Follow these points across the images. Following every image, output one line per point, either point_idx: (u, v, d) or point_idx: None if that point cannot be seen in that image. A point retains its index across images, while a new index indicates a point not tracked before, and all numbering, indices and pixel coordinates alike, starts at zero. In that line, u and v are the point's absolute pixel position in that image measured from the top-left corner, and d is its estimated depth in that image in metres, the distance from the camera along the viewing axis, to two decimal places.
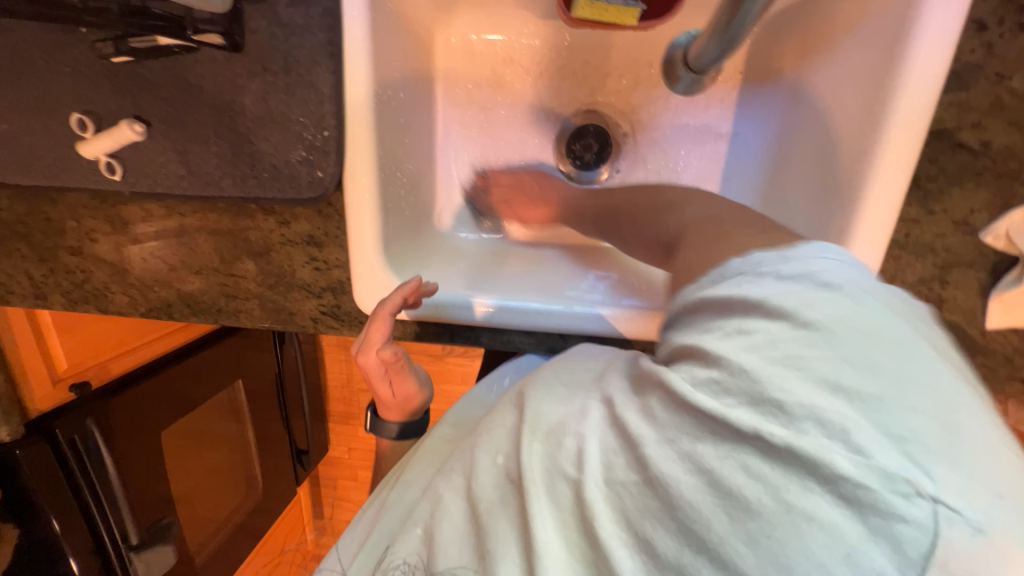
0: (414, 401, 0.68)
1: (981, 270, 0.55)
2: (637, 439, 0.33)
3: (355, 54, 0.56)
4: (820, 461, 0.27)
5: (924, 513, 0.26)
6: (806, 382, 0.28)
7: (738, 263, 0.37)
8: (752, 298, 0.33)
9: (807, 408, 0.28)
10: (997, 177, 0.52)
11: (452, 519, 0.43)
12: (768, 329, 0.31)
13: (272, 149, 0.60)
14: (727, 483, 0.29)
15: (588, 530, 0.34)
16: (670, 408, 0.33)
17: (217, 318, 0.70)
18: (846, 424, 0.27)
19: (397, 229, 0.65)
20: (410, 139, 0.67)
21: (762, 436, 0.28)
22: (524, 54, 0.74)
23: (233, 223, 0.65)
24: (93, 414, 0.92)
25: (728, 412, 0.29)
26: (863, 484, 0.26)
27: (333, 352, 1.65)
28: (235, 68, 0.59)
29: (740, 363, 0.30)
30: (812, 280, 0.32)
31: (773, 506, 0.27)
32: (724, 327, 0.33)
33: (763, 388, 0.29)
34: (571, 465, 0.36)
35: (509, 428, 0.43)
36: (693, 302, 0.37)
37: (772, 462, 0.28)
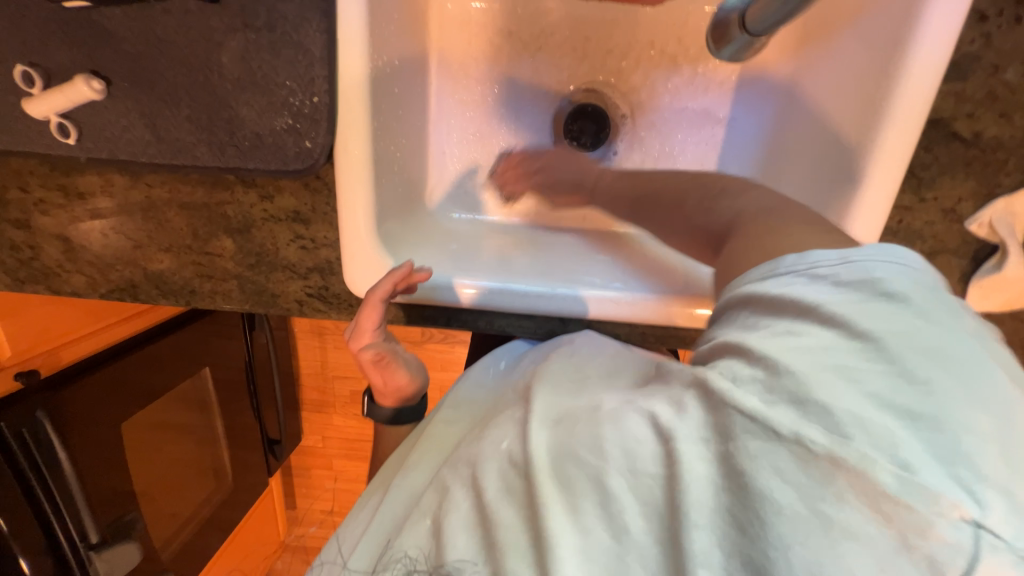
0: (409, 390, 0.65)
1: (964, 257, 0.57)
2: (670, 433, 0.33)
3: (349, 13, 0.51)
4: (860, 471, 0.27)
5: (965, 538, 0.25)
6: (852, 392, 0.28)
7: (792, 261, 0.37)
8: (805, 300, 0.33)
9: (850, 415, 0.28)
10: (984, 167, 0.54)
11: (458, 509, 0.40)
12: (820, 335, 0.31)
13: (254, 115, 0.55)
14: (760, 486, 0.28)
15: (612, 521, 0.33)
16: (704, 402, 0.33)
17: (190, 300, 0.64)
18: (891, 438, 0.27)
19: (389, 206, 0.62)
20: (404, 111, 0.64)
21: (802, 442, 0.28)
22: (523, 27, 0.71)
23: (208, 196, 0.60)
24: (44, 406, 0.84)
25: (768, 411, 0.29)
26: (905, 501, 0.26)
27: (306, 339, 1.58)
28: (211, 21, 0.52)
29: (786, 363, 0.30)
30: (872, 286, 0.32)
31: (804, 512, 0.27)
32: (771, 327, 0.33)
33: (808, 390, 0.29)
34: (590, 455, 0.35)
35: (514, 417, 0.44)
36: (743, 297, 0.38)
37: (809, 468, 0.27)
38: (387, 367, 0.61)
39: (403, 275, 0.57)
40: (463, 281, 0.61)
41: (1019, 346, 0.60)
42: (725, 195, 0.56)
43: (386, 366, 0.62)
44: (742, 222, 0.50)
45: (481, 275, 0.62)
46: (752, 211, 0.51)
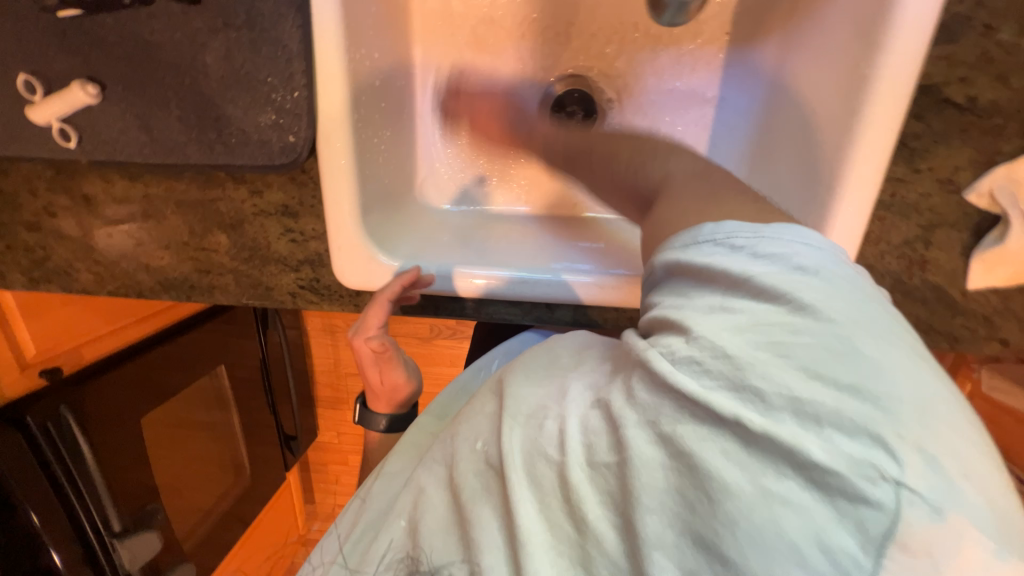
0: (403, 392, 0.67)
1: (964, 230, 0.55)
2: (620, 420, 0.32)
3: (322, 6, 0.52)
4: (796, 449, 0.26)
5: (888, 497, 0.25)
6: (785, 368, 0.28)
7: (711, 230, 0.37)
8: (731, 274, 0.33)
9: (788, 397, 0.27)
10: (981, 134, 0.52)
11: (434, 510, 0.42)
12: (753, 311, 0.31)
13: (239, 112, 0.57)
14: (706, 467, 0.28)
15: (573, 514, 0.33)
16: (651, 388, 0.31)
17: (190, 295, 0.67)
18: (823, 413, 0.27)
19: (376, 199, 0.63)
20: (387, 104, 0.64)
21: (742, 423, 0.27)
22: (506, 15, 0.71)
23: (202, 193, 0.62)
24: (66, 401, 0.88)
25: (709, 396, 0.29)
26: (835, 471, 0.26)
27: (317, 337, 1.62)
28: (195, 24, 0.54)
29: (723, 345, 0.30)
30: (791, 257, 0.32)
31: (749, 491, 0.27)
32: (707, 301, 0.33)
33: (744, 374, 0.28)
34: (553, 448, 0.35)
35: (489, 412, 0.42)
36: (670, 266, 0.38)
37: (750, 449, 0.27)
38: (387, 362, 0.64)
39: (410, 278, 0.59)
40: (469, 272, 0.62)
41: None
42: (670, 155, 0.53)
43: (386, 361, 0.65)
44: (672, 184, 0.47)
45: (476, 266, 0.63)
46: (685, 173, 0.48)
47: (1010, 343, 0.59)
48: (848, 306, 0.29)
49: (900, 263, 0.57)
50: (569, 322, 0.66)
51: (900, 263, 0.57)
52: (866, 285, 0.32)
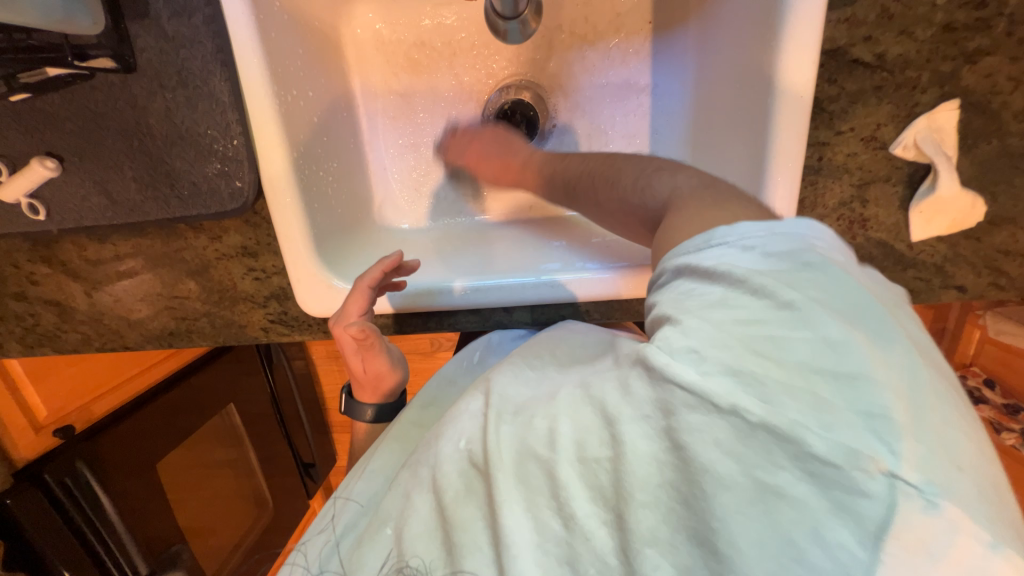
0: (387, 381, 0.67)
1: (898, 183, 0.55)
2: (614, 419, 0.32)
3: (246, 57, 0.56)
4: (792, 436, 0.26)
5: (883, 488, 0.24)
6: (786, 366, 0.27)
7: (723, 232, 0.35)
8: (735, 273, 0.31)
9: (784, 386, 0.27)
10: (897, 88, 0.52)
11: (418, 513, 0.43)
12: (751, 306, 0.29)
13: (187, 166, 0.60)
14: (700, 462, 0.28)
15: (562, 509, 0.33)
16: (648, 382, 0.31)
17: (172, 342, 0.71)
18: (823, 402, 0.26)
19: (330, 229, 0.65)
20: (331, 138, 0.67)
21: (738, 413, 0.27)
22: (435, 36, 0.72)
23: (167, 245, 0.66)
24: (82, 455, 0.93)
25: (705, 385, 0.28)
26: (831, 461, 0.25)
27: (324, 364, 1.67)
28: (134, 90, 0.58)
29: (722, 337, 0.29)
30: (800, 256, 0.31)
31: (743, 482, 0.27)
32: (705, 297, 0.31)
33: (743, 361, 0.27)
34: (542, 446, 0.35)
35: (475, 412, 0.44)
36: (678, 269, 0.35)
37: (746, 442, 0.27)
38: (370, 350, 0.62)
39: (393, 262, 0.61)
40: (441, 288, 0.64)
41: (983, 266, 0.57)
42: (659, 172, 0.47)
43: (369, 349, 0.62)
44: (678, 202, 0.42)
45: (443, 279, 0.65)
46: (693, 185, 0.43)
47: (967, 290, 0.58)
48: (834, 294, 0.29)
49: (840, 225, 0.57)
50: (530, 322, 0.68)
51: (840, 224, 0.57)
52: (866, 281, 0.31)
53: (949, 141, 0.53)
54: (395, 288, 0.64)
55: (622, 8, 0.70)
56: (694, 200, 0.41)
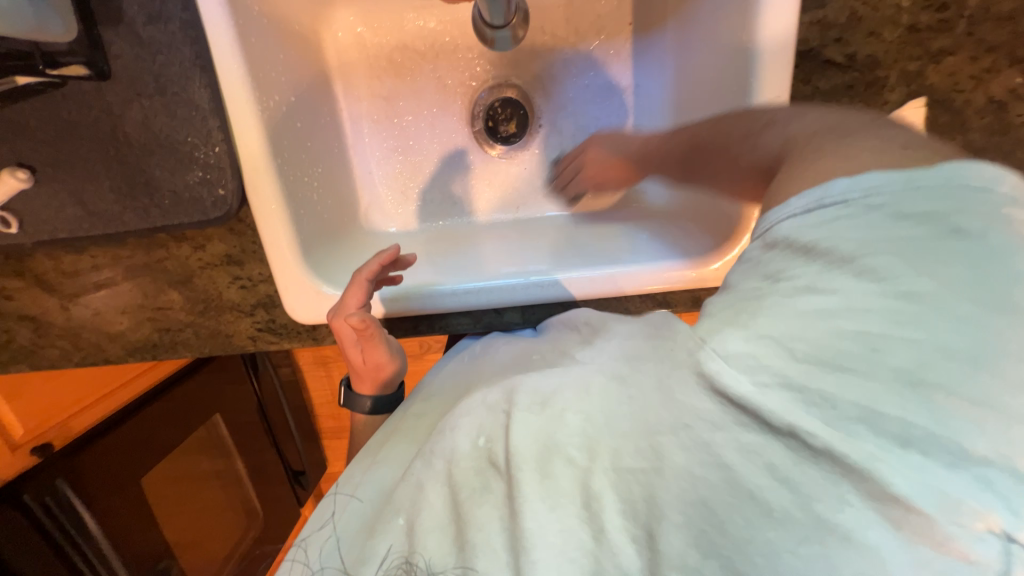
0: (387, 371, 0.65)
1: None
2: (654, 427, 0.36)
3: (226, 62, 0.55)
4: (864, 469, 0.29)
5: (991, 549, 0.27)
6: (876, 379, 0.30)
7: (842, 185, 0.35)
8: (846, 250, 0.32)
9: (858, 405, 0.30)
10: (866, 88, 0.55)
11: (431, 508, 0.43)
12: (847, 292, 0.31)
13: (167, 174, 0.59)
14: (745, 483, 0.32)
15: (591, 520, 0.36)
16: (704, 390, 0.35)
17: (156, 354, 0.69)
18: (917, 432, 0.29)
19: (316, 235, 0.65)
20: (315, 142, 0.66)
21: (796, 433, 0.31)
22: (417, 38, 0.72)
23: (147, 255, 0.64)
24: (62, 473, 0.90)
25: (763, 397, 0.32)
26: (916, 505, 0.28)
27: (312, 372, 1.52)
28: (109, 97, 0.56)
29: (800, 352, 0.32)
30: (949, 223, 0.31)
31: (801, 517, 0.30)
32: (795, 282, 0.33)
33: (807, 381, 0.31)
34: (578, 453, 0.38)
35: (495, 407, 0.44)
36: (775, 240, 0.37)
37: (801, 462, 0.31)
38: (370, 341, 0.61)
39: (392, 255, 0.61)
40: (429, 291, 0.64)
41: None
42: (778, 120, 0.48)
43: (368, 340, 0.61)
44: (798, 146, 0.42)
45: (431, 281, 0.65)
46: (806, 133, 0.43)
47: None
48: (964, 279, 0.30)
49: None
50: (520, 322, 0.68)
51: None
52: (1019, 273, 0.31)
53: None
54: (391, 281, 0.64)
55: (603, 10, 0.70)
56: (813, 148, 0.41)
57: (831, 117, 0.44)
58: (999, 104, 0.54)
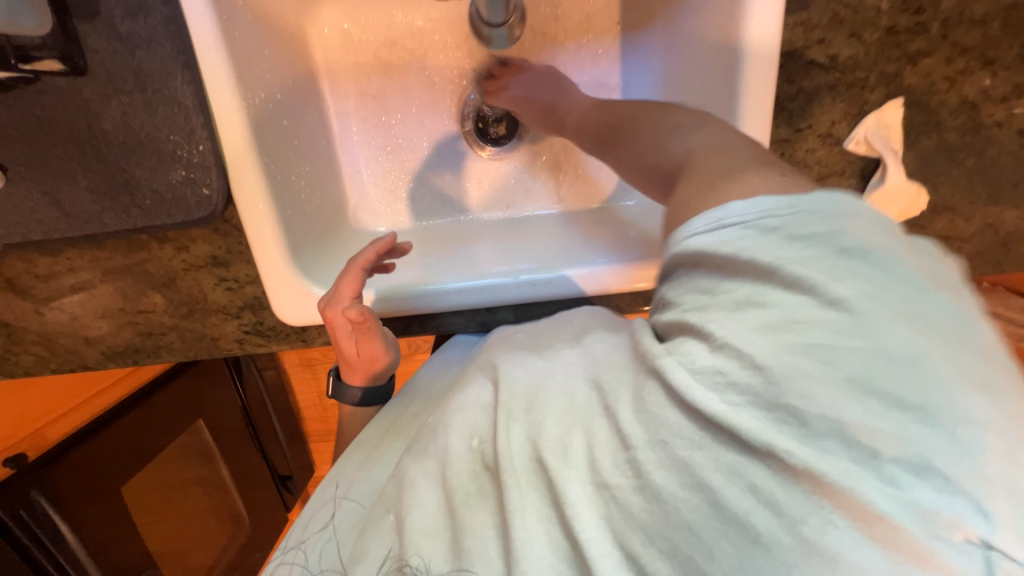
0: (381, 363, 0.65)
1: (853, 176, 0.59)
2: (631, 442, 0.34)
3: (209, 58, 0.53)
4: (848, 490, 0.27)
5: (975, 561, 0.26)
6: (833, 385, 0.28)
7: (740, 210, 0.34)
8: (762, 262, 0.32)
9: (828, 420, 0.28)
10: (848, 88, 0.56)
11: (423, 508, 0.44)
12: (785, 304, 0.30)
13: (148, 173, 0.57)
14: (733, 507, 0.29)
15: (569, 530, 0.35)
16: (666, 399, 0.33)
17: (138, 359, 0.67)
18: (884, 442, 0.27)
19: (305, 235, 0.64)
20: (301, 141, 0.65)
21: (778, 454, 0.28)
22: (406, 36, 0.71)
23: (127, 257, 0.62)
24: (37, 485, 0.86)
25: (737, 416, 0.29)
26: (898, 520, 0.26)
27: (297, 374, 1.49)
28: (84, 94, 0.54)
29: (755, 358, 0.30)
30: (843, 238, 0.30)
31: (786, 540, 0.28)
32: (732, 295, 0.33)
33: (779, 393, 0.29)
34: (553, 454, 0.37)
35: (485, 407, 0.46)
36: (693, 255, 0.35)
37: (781, 482, 0.28)
38: (368, 332, 0.60)
39: (387, 243, 0.61)
40: (421, 292, 0.63)
41: None
42: (677, 131, 0.46)
43: (365, 332, 0.61)
44: (696, 161, 0.41)
45: (420, 282, 0.64)
46: (710, 145, 0.42)
47: None
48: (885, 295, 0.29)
49: None
50: (513, 320, 0.69)
51: None
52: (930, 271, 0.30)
53: (895, 136, 0.57)
54: (385, 270, 0.64)
55: (592, 8, 0.71)
56: (705, 168, 0.40)
57: (727, 134, 0.43)
58: (972, 105, 0.56)
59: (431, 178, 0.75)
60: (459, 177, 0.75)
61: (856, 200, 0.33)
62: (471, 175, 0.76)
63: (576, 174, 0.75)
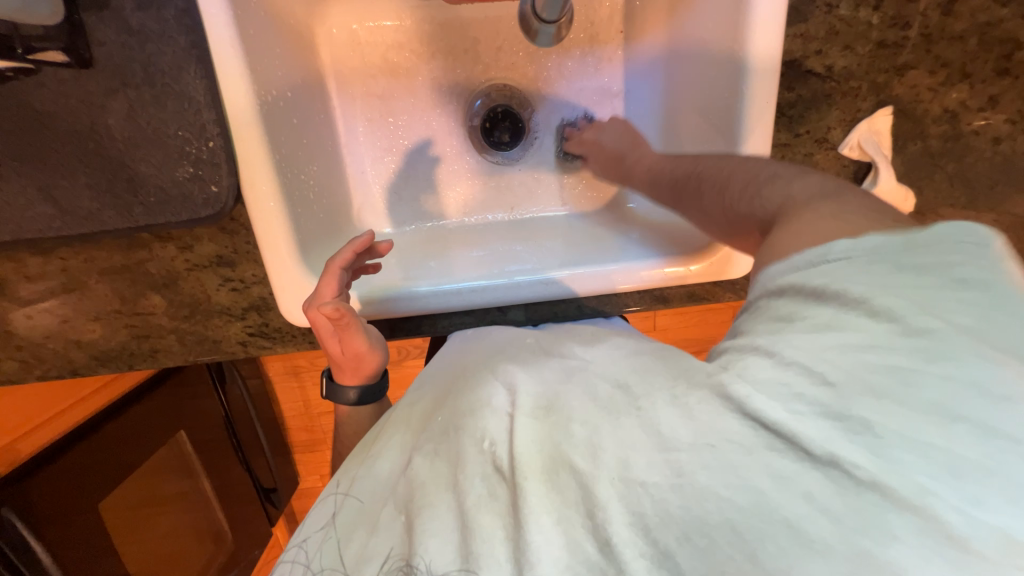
0: (370, 361, 0.61)
1: (846, 179, 0.63)
2: (670, 443, 0.33)
3: (223, 53, 0.53)
4: (921, 503, 0.28)
5: None
6: (912, 408, 0.29)
7: (846, 246, 0.35)
8: (850, 295, 0.32)
9: (900, 434, 0.29)
10: (843, 96, 0.60)
11: (435, 508, 0.39)
12: (869, 330, 0.31)
13: (153, 170, 0.56)
14: (791, 515, 0.30)
15: (597, 534, 0.33)
16: (729, 410, 0.33)
17: (133, 364, 0.64)
18: (958, 462, 0.28)
19: (314, 234, 0.63)
20: (310, 139, 0.64)
21: (839, 463, 0.30)
22: (414, 38, 0.72)
23: (126, 257, 0.60)
24: (9, 502, 0.81)
25: (798, 424, 0.31)
26: (969, 540, 0.27)
27: (282, 383, 1.42)
28: (89, 87, 0.53)
29: (822, 373, 0.31)
30: (941, 276, 0.31)
31: (841, 547, 0.28)
32: (811, 320, 0.33)
33: (848, 406, 0.30)
34: (582, 458, 0.35)
35: (499, 410, 0.41)
36: (779, 288, 0.37)
37: (849, 494, 0.29)
38: (347, 330, 0.57)
39: (365, 243, 0.59)
40: (431, 292, 0.63)
41: None
42: (774, 179, 0.47)
43: (346, 329, 0.57)
44: (797, 208, 0.42)
45: (427, 282, 0.63)
46: (808, 193, 0.43)
47: None
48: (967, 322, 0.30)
49: None
50: (523, 320, 0.69)
51: None
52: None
53: (885, 142, 0.60)
54: (368, 271, 0.63)
55: (597, 16, 0.73)
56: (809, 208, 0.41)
57: (829, 183, 0.44)
58: (953, 114, 0.60)
59: (429, 176, 0.75)
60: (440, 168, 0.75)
61: (963, 227, 0.33)
62: (446, 164, 0.75)
63: (579, 177, 0.76)
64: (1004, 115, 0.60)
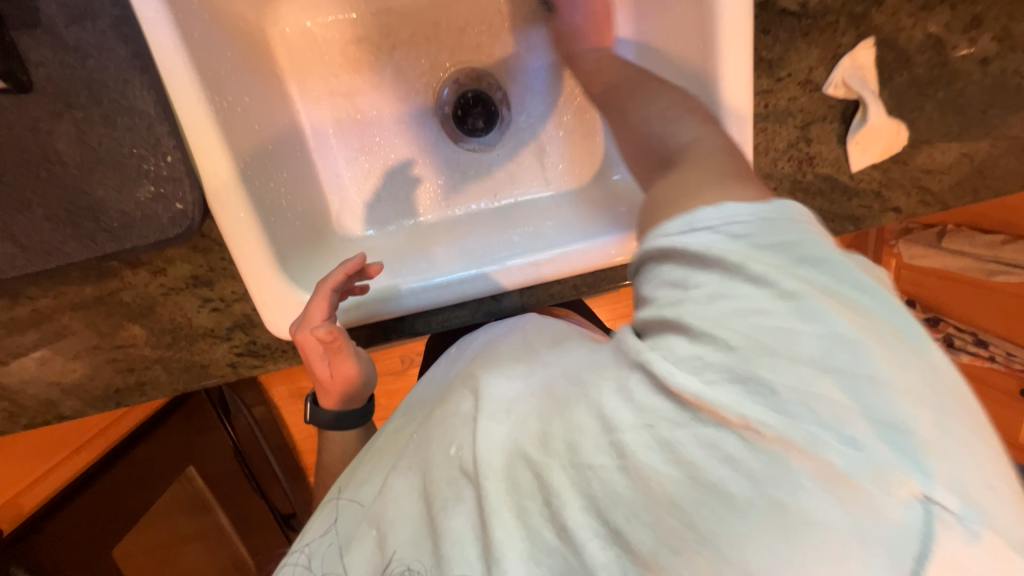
0: (356, 382, 0.59)
1: (834, 121, 0.60)
2: (615, 425, 0.31)
3: (168, 59, 0.50)
4: (816, 455, 0.26)
5: (916, 513, 0.25)
6: (796, 362, 0.27)
7: (708, 213, 0.33)
8: (730, 263, 0.31)
9: (794, 390, 0.27)
10: (821, 34, 0.58)
11: (407, 518, 0.38)
12: (749, 295, 0.29)
13: (111, 194, 0.53)
14: (710, 477, 0.27)
15: (556, 521, 0.31)
16: (651, 388, 0.31)
17: (120, 401, 0.62)
18: (838, 409, 0.26)
19: (290, 243, 0.60)
20: (275, 146, 0.62)
21: (751, 424, 0.27)
22: (372, 29, 0.69)
23: (98, 288, 0.57)
24: (16, 561, 0.79)
25: (713, 393, 0.28)
26: (856, 481, 0.25)
27: (288, 406, 1.33)
28: (33, 113, 0.51)
29: (718, 334, 0.29)
30: (794, 242, 0.31)
31: (757, 502, 0.26)
32: (703, 290, 0.31)
33: (749, 366, 0.28)
34: (534, 447, 0.34)
35: (465, 416, 0.39)
36: (665, 254, 0.35)
37: (754, 451, 0.27)
38: (339, 353, 0.55)
39: (356, 265, 0.56)
40: (421, 291, 0.60)
41: (913, 187, 0.63)
42: (687, 120, 0.46)
43: (337, 352, 0.56)
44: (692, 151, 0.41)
45: (414, 280, 0.61)
46: (710, 144, 0.42)
47: (903, 211, 0.64)
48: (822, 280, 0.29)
49: (791, 165, 0.61)
50: (519, 307, 0.67)
51: (791, 164, 0.61)
52: (866, 267, 0.31)
53: (870, 76, 0.58)
54: (357, 291, 0.59)
55: None
56: (713, 158, 0.40)
57: (729, 142, 0.43)
58: (936, 39, 0.58)
59: (405, 171, 0.72)
60: (413, 164, 0.72)
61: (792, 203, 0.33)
62: (416, 161, 0.72)
63: (558, 156, 0.73)
64: (989, 34, 0.58)
